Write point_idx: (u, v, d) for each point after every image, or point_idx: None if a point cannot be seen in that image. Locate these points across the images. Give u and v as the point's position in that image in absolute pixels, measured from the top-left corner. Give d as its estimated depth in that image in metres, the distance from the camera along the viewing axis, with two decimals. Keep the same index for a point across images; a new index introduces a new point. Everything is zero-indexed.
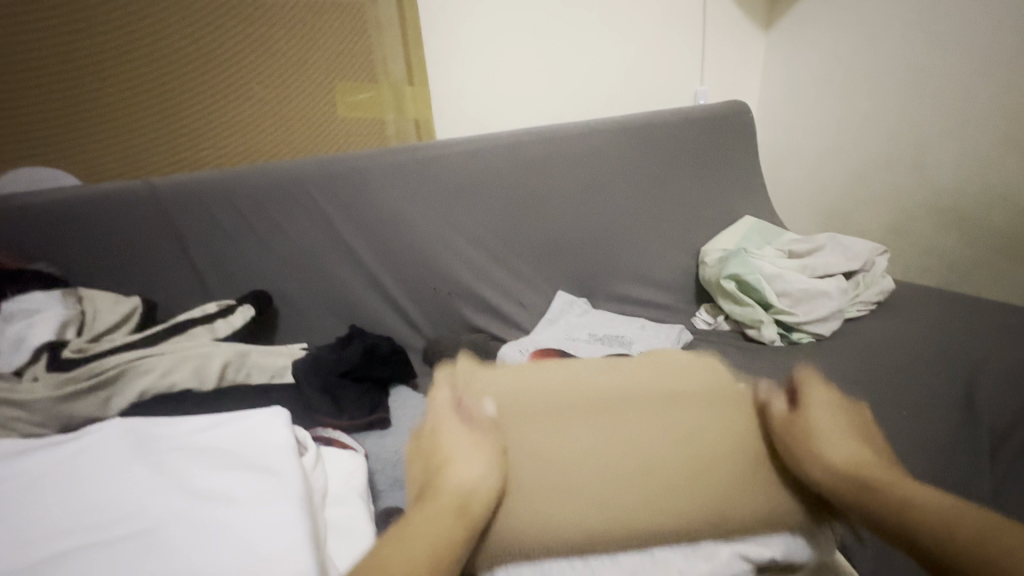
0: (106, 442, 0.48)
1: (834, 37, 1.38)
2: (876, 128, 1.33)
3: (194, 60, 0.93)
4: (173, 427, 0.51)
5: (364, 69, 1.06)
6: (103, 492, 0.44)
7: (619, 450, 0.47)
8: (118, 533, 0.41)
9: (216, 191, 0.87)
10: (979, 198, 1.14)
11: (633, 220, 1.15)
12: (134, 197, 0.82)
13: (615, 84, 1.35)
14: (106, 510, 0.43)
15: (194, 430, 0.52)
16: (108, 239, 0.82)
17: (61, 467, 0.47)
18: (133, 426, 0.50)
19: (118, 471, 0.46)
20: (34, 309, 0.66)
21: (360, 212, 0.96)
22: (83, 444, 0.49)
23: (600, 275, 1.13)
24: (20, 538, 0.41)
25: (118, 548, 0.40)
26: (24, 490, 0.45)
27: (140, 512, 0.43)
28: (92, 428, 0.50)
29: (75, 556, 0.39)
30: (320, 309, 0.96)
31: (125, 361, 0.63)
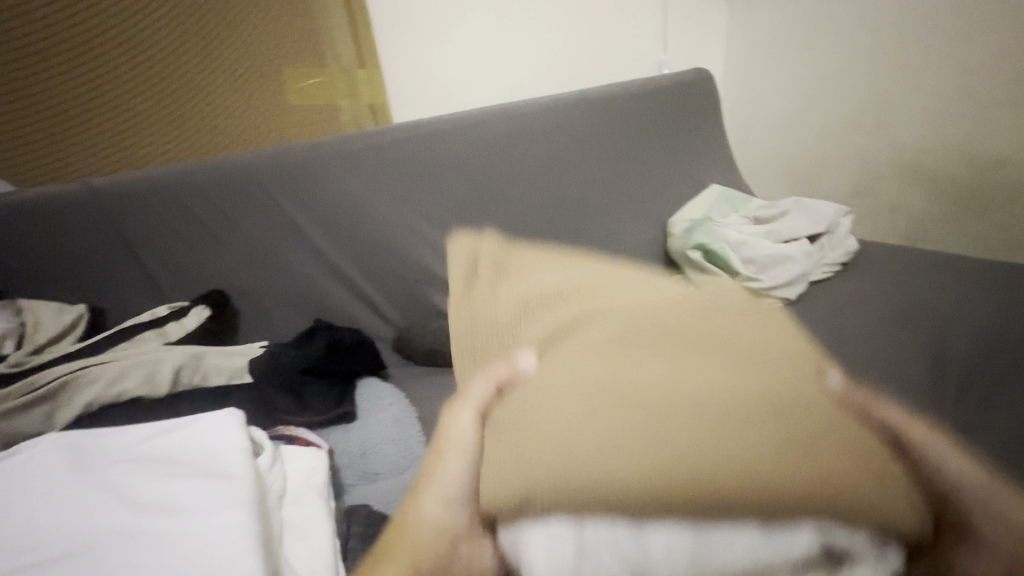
0: (43, 460, 0.47)
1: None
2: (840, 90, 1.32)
3: (123, 56, 0.88)
4: (116, 437, 0.50)
5: (311, 54, 1.02)
6: (39, 510, 0.42)
7: (691, 400, 0.21)
8: (57, 552, 0.39)
9: (161, 191, 0.83)
10: (941, 154, 1.15)
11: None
12: (72, 200, 0.78)
13: (577, 57, 1.32)
14: (42, 529, 0.41)
15: (138, 438, 0.50)
16: (47, 246, 0.78)
17: None
18: (72, 440, 0.49)
19: (55, 488, 0.44)
20: None
21: (318, 204, 0.93)
22: (19, 464, 0.47)
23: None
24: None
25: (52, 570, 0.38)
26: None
27: (80, 528, 0.41)
28: (28, 445, 0.48)
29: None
30: (283, 304, 0.94)
31: (68, 371, 0.60)
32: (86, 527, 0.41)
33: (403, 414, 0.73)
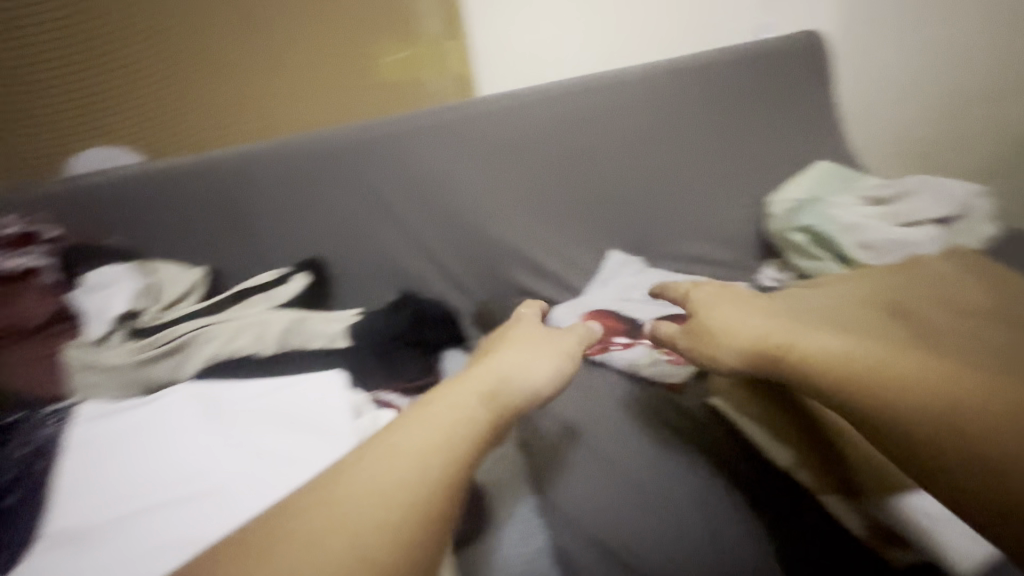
0: (176, 407, 0.52)
1: None
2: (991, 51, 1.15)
3: (222, 37, 0.89)
4: (236, 392, 0.54)
5: (399, 27, 1.01)
6: (179, 451, 0.48)
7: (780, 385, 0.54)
8: (198, 489, 0.45)
9: (265, 164, 0.87)
10: None
11: (691, 173, 1.06)
12: (191, 171, 0.84)
13: (669, 20, 1.22)
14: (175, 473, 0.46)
15: (256, 394, 0.54)
16: (166, 214, 0.84)
17: (138, 429, 0.51)
18: (201, 390, 0.54)
19: (190, 434, 0.49)
20: (107, 283, 0.69)
21: (409, 177, 0.93)
22: (155, 409, 0.52)
23: (657, 233, 1.06)
24: (104, 499, 0.45)
25: (187, 506, 0.43)
26: (107, 448, 0.49)
27: (215, 471, 0.46)
28: (159, 396, 0.54)
29: (147, 516, 0.43)
30: (371, 275, 0.95)
31: (193, 328, 0.66)
32: (218, 471, 0.46)
33: None
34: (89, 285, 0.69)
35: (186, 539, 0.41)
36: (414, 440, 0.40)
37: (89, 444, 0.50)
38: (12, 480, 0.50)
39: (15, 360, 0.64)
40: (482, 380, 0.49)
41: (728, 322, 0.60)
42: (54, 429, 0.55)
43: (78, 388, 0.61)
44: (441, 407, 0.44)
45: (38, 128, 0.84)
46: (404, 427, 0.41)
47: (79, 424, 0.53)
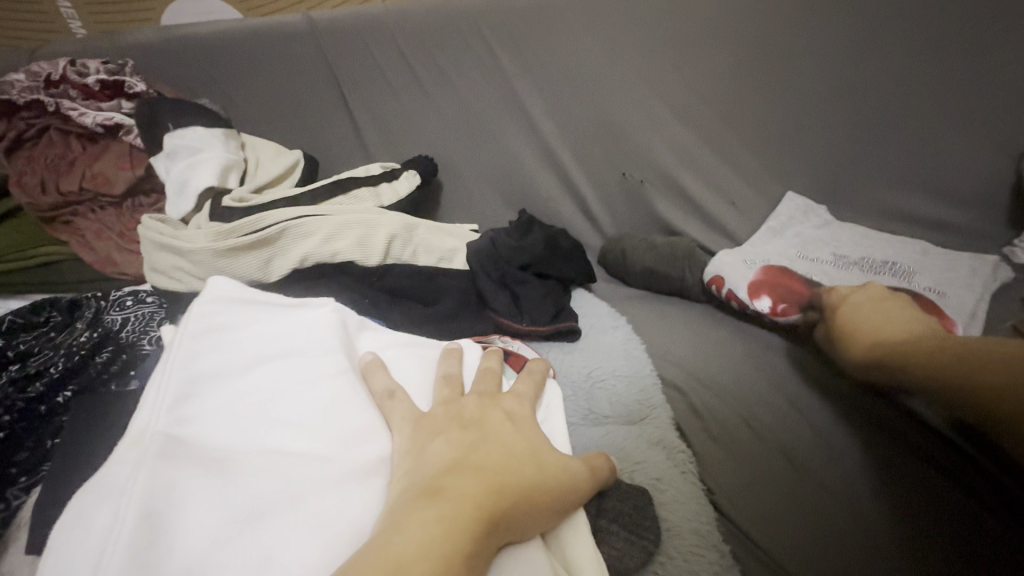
0: (322, 327, 0.40)
1: None
2: None
3: None
4: (377, 338, 0.43)
5: None
6: (318, 389, 0.36)
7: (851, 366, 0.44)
8: (340, 455, 0.33)
9: (380, 31, 0.70)
10: None
11: (990, 77, 0.63)
12: (295, 32, 0.69)
13: None
14: (321, 416, 0.35)
15: (396, 343, 0.43)
16: (264, 82, 0.71)
17: (271, 339, 0.39)
18: (345, 315, 0.42)
19: (333, 369, 0.37)
20: (194, 149, 0.56)
21: (549, 67, 0.73)
22: (296, 321, 0.40)
23: (880, 170, 0.70)
24: (235, 417, 0.34)
25: (328, 472, 0.32)
26: (233, 349, 0.37)
27: (361, 438, 0.34)
28: (303, 302, 0.42)
29: (274, 468, 0.31)
30: (483, 180, 0.78)
31: (286, 220, 0.52)
32: (363, 438, 0.34)
33: (628, 345, 0.55)
34: (168, 150, 0.56)
35: (322, 519, 0.29)
36: (470, 492, 0.28)
37: (217, 331, 0.38)
38: (64, 375, 0.41)
39: (100, 231, 0.57)
40: (501, 451, 0.32)
41: (862, 321, 0.45)
42: (121, 319, 0.47)
43: (154, 270, 0.51)
44: (489, 441, 0.32)
45: None
46: (406, 507, 0.27)
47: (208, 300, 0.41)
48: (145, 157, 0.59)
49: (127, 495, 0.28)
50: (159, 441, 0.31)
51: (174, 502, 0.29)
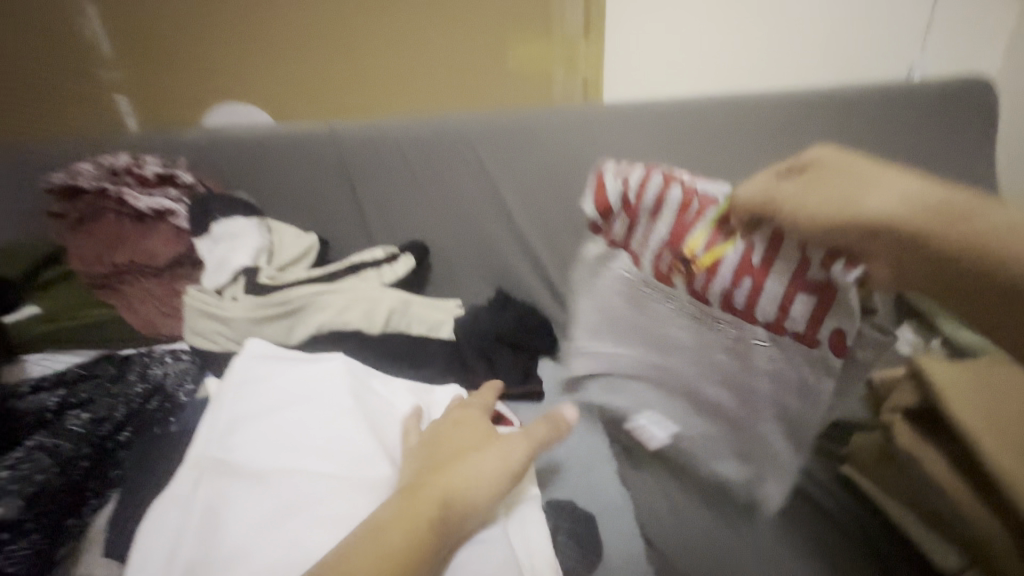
0: (331, 376, 0.50)
1: None
2: None
3: (368, 12, 0.88)
4: (380, 386, 0.54)
5: (540, 17, 0.94)
6: (327, 424, 0.46)
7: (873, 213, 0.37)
8: (343, 471, 0.42)
9: (386, 140, 0.86)
10: None
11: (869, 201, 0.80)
12: (317, 138, 0.84)
13: None
14: (335, 446, 0.44)
15: (395, 392, 0.53)
16: (289, 176, 0.85)
17: (290, 386, 0.49)
18: (352, 368, 0.53)
19: (339, 407, 0.47)
20: (236, 234, 0.69)
21: (523, 172, 0.89)
22: (310, 371, 0.51)
23: None
24: (265, 444, 0.43)
25: (333, 482, 0.41)
26: (262, 396, 0.48)
27: (361, 458, 0.44)
28: (318, 358, 0.53)
29: (293, 478, 0.41)
30: (468, 261, 0.92)
31: (307, 295, 0.64)
32: (363, 458, 0.44)
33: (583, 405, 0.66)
34: (215, 234, 0.69)
35: (329, 515, 0.39)
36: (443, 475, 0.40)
37: (249, 382, 0.50)
38: (126, 418, 0.50)
39: (145, 297, 0.68)
40: (454, 451, 0.43)
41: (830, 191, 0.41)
42: (164, 373, 0.57)
43: (194, 332, 0.62)
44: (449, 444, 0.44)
45: (179, 73, 0.86)
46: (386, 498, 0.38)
47: (243, 359, 0.52)
48: (190, 237, 0.71)
49: (192, 504, 0.39)
50: (209, 465, 0.42)
51: (222, 506, 0.39)
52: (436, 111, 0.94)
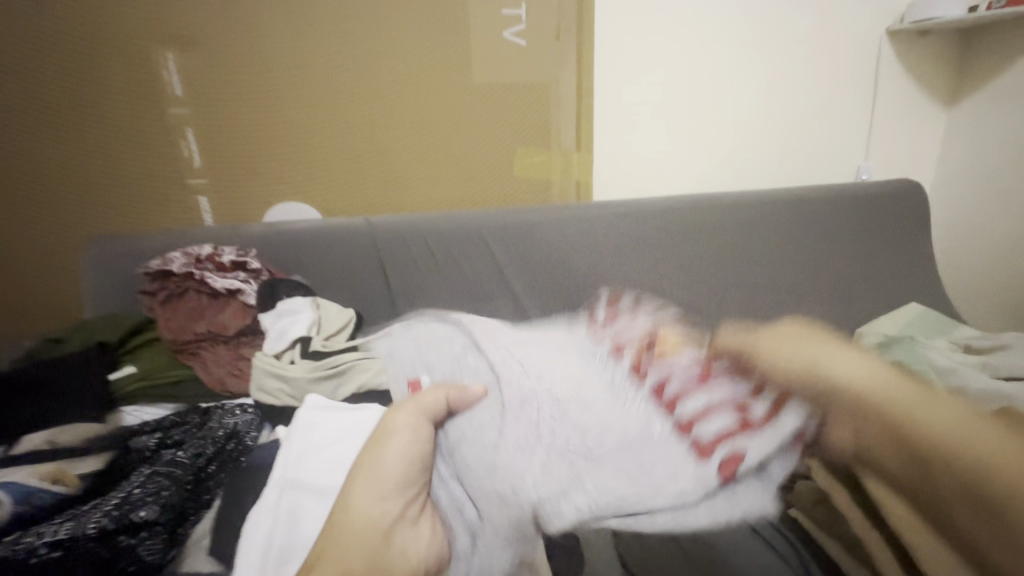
0: (371, 417, 0.63)
1: (1008, 128, 1.40)
2: None
3: (407, 134, 1.11)
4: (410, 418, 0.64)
5: (542, 137, 1.19)
6: (368, 452, 0.58)
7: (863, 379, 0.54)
8: None
9: (413, 230, 1.05)
10: None
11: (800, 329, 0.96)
12: (357, 231, 1.04)
13: (760, 157, 1.44)
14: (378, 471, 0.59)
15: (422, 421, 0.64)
16: (333, 261, 1.03)
17: (342, 424, 0.63)
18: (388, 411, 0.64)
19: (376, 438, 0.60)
20: (294, 310, 0.86)
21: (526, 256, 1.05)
22: (358, 414, 0.64)
23: None
24: (325, 466, 0.57)
25: None
26: (323, 433, 0.62)
27: None
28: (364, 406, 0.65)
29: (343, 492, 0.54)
30: None
31: (352, 359, 0.80)
32: None
33: None
34: (279, 310, 0.87)
35: None
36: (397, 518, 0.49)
37: (311, 424, 0.63)
38: (215, 454, 0.65)
39: (216, 360, 0.84)
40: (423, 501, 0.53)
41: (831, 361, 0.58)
42: (234, 422, 0.71)
43: (259, 390, 0.78)
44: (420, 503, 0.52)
45: (250, 180, 1.06)
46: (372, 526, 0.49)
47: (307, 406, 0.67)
48: (256, 312, 0.88)
49: (274, 511, 0.53)
50: (283, 485, 0.56)
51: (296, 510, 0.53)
52: (459, 209, 1.14)
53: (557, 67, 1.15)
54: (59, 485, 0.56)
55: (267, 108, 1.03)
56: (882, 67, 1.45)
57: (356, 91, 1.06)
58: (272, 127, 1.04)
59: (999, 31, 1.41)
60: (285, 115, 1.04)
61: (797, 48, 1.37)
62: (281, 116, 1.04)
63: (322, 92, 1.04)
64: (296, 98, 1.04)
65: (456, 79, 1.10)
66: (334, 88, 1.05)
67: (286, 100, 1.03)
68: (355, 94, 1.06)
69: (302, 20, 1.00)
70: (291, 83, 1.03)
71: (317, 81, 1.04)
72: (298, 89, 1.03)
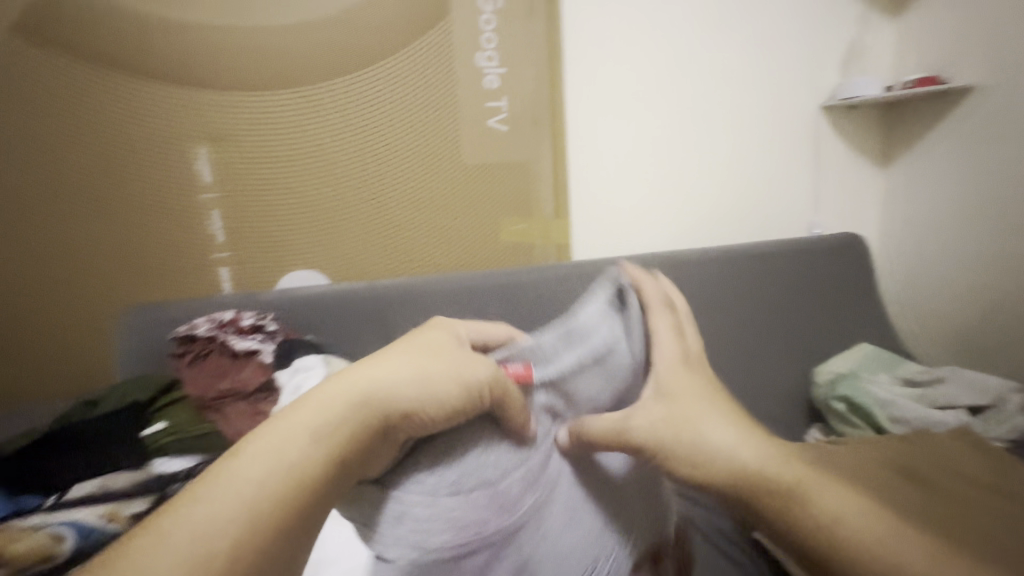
0: None
1: (937, 187, 1.59)
2: (987, 266, 1.44)
3: (406, 206, 1.25)
4: None
5: (525, 208, 1.34)
6: None
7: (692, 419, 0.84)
8: None
9: (412, 293, 1.18)
10: None
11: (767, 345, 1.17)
12: (362, 294, 1.18)
13: (724, 217, 1.60)
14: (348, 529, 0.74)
15: None
16: (339, 322, 1.16)
17: None
18: None
19: None
20: (308, 367, 0.97)
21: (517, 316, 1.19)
22: None
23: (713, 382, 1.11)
24: None
25: None
26: None
27: None
28: None
29: None
30: None
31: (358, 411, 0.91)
32: None
33: None
34: (294, 367, 0.97)
35: None
36: None
37: None
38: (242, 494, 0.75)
39: (237, 414, 0.93)
40: None
41: None
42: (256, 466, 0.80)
43: None
44: None
45: (266, 252, 1.19)
46: None
47: None
48: (273, 369, 0.98)
49: None
50: None
51: None
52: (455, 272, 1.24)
53: (534, 148, 1.34)
54: (114, 524, 0.67)
55: (285, 190, 1.17)
56: (823, 136, 1.66)
57: (362, 172, 1.21)
58: (289, 208, 1.18)
59: (917, 107, 1.63)
60: (301, 195, 1.19)
61: (746, 125, 1.57)
62: (297, 196, 1.18)
63: (331, 173, 1.19)
64: (310, 180, 1.19)
65: (449, 162, 1.27)
66: (342, 169, 1.20)
67: (301, 182, 1.18)
68: (361, 176, 1.21)
69: (316, 116, 1.17)
70: (306, 167, 1.18)
71: (328, 164, 1.19)
72: (312, 173, 1.19)
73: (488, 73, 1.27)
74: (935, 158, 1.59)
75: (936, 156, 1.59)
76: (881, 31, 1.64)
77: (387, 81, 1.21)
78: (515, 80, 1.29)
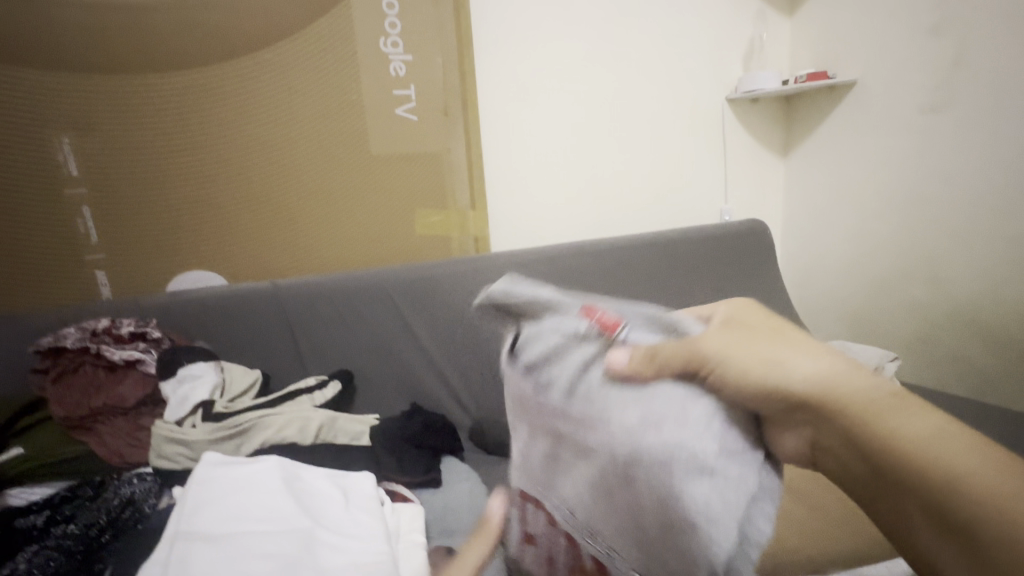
0: (266, 471, 0.69)
1: (828, 174, 1.72)
2: (873, 246, 1.58)
3: (309, 199, 1.19)
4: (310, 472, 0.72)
5: (440, 199, 1.32)
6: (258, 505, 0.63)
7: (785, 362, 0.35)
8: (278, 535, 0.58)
9: (320, 292, 1.12)
10: (972, 304, 1.33)
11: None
12: (262, 294, 1.08)
13: (638, 203, 1.65)
14: (280, 560, 0.56)
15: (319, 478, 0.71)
16: (233, 327, 1.06)
17: (237, 481, 0.67)
18: (284, 465, 0.71)
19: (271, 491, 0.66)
20: (196, 374, 0.89)
21: (431, 311, 1.16)
22: (252, 470, 0.69)
23: None
24: (219, 518, 0.61)
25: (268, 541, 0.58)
26: (217, 488, 0.66)
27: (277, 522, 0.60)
28: (261, 460, 0.72)
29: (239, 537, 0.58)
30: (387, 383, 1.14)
31: (255, 418, 0.86)
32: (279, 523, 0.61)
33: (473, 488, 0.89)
34: (180, 375, 0.89)
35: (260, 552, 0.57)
36: None
37: (208, 480, 0.67)
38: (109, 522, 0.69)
39: (114, 433, 0.85)
40: None
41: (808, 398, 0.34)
42: (132, 490, 0.74)
43: (161, 454, 0.81)
44: None
45: (148, 253, 1.09)
46: None
47: (209, 460, 0.72)
48: (157, 381, 0.89)
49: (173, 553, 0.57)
50: (180, 537, 0.59)
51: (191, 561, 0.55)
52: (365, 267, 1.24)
53: (446, 137, 1.30)
54: None
55: (168, 184, 1.08)
56: (729, 124, 1.74)
57: (258, 164, 1.14)
58: (173, 203, 1.09)
59: (810, 99, 1.75)
60: (190, 189, 1.10)
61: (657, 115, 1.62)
62: (185, 190, 1.09)
63: (222, 165, 1.11)
64: (198, 172, 1.10)
65: (354, 152, 1.21)
66: (234, 161, 1.12)
67: (188, 175, 1.09)
68: (257, 167, 1.14)
69: (199, 101, 1.07)
70: (193, 158, 1.09)
71: (218, 156, 1.11)
72: (201, 166, 1.10)
73: (393, 59, 1.22)
74: (827, 147, 1.72)
75: (828, 144, 1.71)
76: (776, 28, 1.74)
77: (279, 62, 1.12)
78: (423, 67, 1.24)
